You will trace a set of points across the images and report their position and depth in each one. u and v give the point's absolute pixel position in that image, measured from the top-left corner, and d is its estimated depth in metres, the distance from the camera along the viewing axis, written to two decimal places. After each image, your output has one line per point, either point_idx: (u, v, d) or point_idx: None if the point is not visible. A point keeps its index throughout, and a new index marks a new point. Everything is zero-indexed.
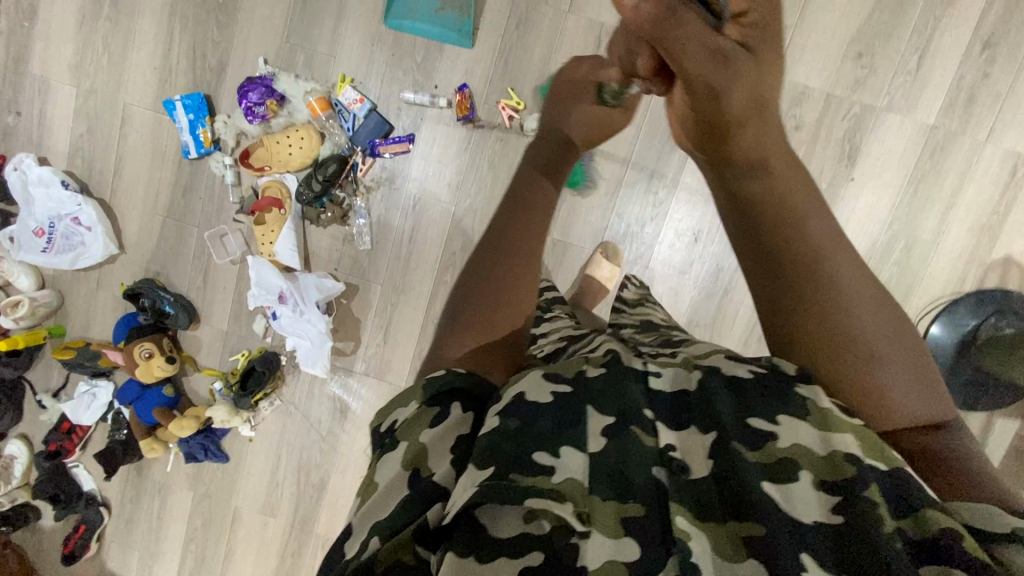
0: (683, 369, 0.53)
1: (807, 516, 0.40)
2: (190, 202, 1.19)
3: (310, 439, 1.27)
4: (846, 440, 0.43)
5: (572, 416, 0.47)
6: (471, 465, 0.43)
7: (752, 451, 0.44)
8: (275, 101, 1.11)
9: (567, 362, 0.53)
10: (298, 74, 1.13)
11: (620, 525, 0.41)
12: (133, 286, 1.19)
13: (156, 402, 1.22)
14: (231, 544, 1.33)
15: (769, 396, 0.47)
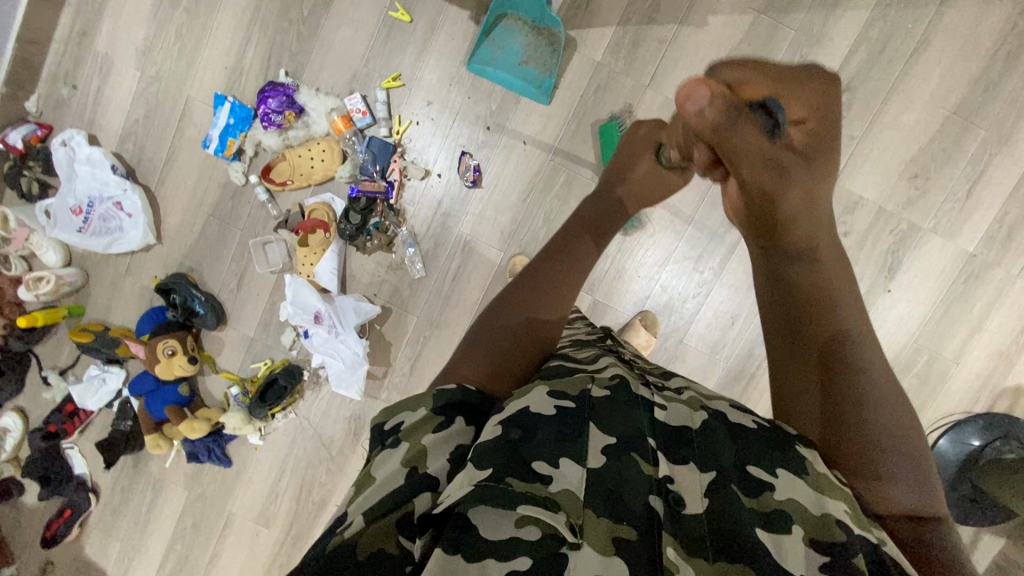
0: (688, 407, 0.55)
1: (795, 568, 0.41)
2: (237, 205, 1.17)
3: (318, 457, 1.25)
4: (839, 508, 0.45)
5: (575, 429, 0.48)
6: (470, 464, 0.44)
7: (747, 497, 0.46)
8: (294, 112, 1.12)
9: (573, 379, 0.56)
10: (319, 87, 1.13)
11: (612, 543, 0.41)
12: (166, 281, 1.17)
13: (170, 399, 1.20)
14: (218, 548, 1.30)
15: (769, 449, 0.50)
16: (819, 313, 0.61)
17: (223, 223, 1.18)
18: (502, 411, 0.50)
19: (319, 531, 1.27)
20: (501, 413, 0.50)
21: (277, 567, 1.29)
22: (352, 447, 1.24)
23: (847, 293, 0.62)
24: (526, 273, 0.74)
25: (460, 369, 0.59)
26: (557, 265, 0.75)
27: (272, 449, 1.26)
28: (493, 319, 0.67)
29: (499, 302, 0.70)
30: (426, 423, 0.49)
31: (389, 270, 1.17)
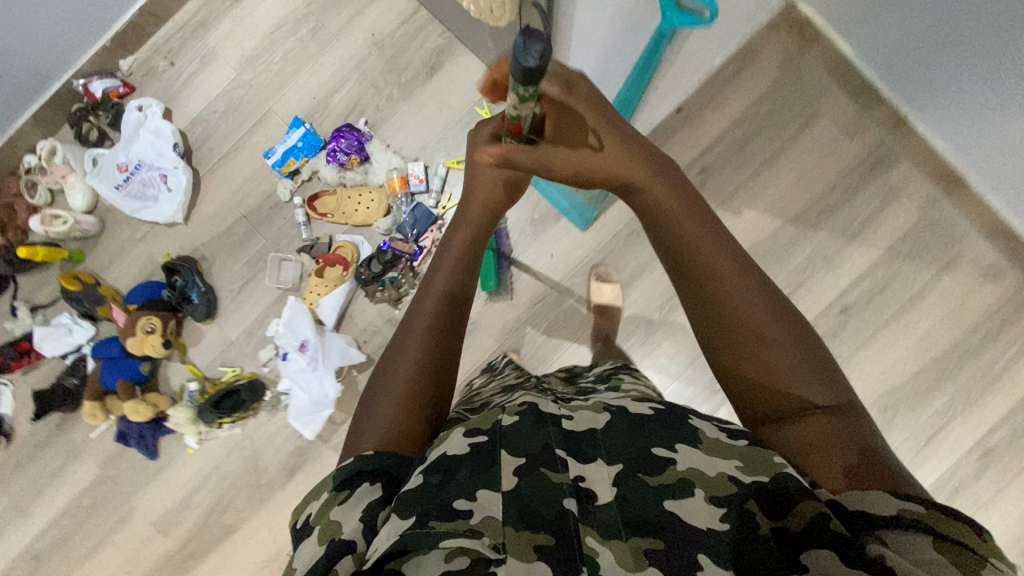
0: (592, 411, 0.51)
1: (699, 522, 0.40)
2: (272, 217, 1.22)
3: (246, 479, 1.21)
4: (729, 465, 0.43)
5: (488, 458, 0.45)
6: (392, 515, 0.41)
7: (649, 475, 0.43)
8: (359, 157, 1.20)
9: (485, 415, 0.51)
10: (390, 143, 1.21)
11: (534, 550, 0.39)
12: (175, 261, 1.20)
13: (127, 373, 1.18)
14: (104, 539, 1.23)
15: (668, 432, 0.47)
16: (702, 270, 0.56)
17: (251, 228, 1.22)
18: (423, 461, 0.47)
19: (214, 557, 1.21)
20: (423, 462, 0.46)
21: None
22: (284, 481, 1.20)
23: (694, 223, 0.59)
24: (409, 327, 0.61)
25: (360, 442, 0.51)
26: (445, 302, 0.64)
27: (204, 456, 1.22)
28: (380, 388, 0.56)
29: (386, 358, 0.60)
30: (330, 501, 0.45)
31: (388, 325, 1.19)
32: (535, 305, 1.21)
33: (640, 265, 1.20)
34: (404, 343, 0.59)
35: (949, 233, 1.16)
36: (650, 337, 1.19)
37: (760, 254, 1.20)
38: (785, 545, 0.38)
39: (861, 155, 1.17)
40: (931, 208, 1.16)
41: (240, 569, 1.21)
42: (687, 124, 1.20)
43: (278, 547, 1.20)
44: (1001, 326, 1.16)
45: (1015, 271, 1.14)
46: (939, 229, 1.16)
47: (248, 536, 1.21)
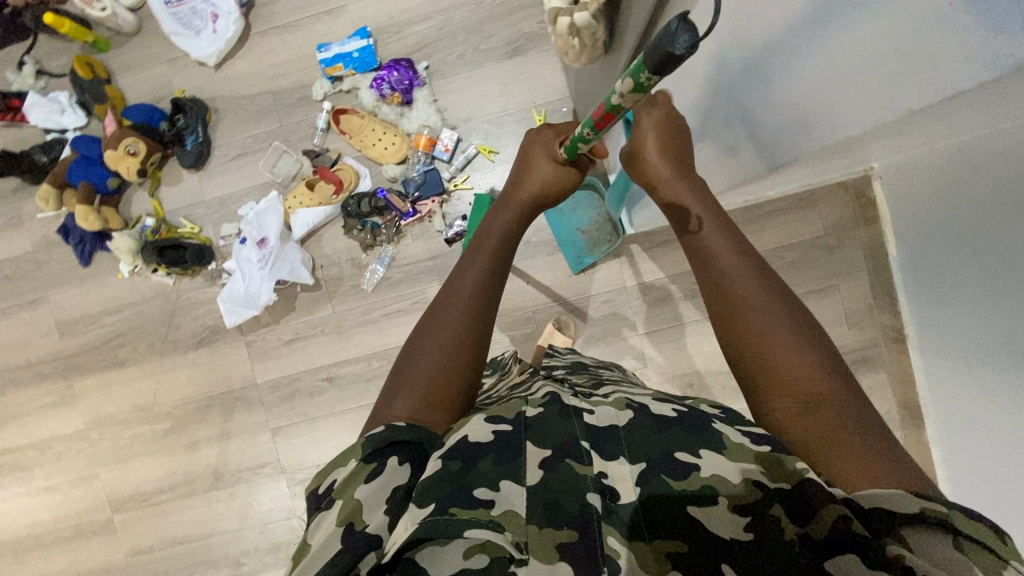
0: (614, 406, 0.49)
1: (721, 531, 0.39)
2: (295, 108, 1.19)
3: (156, 328, 1.23)
4: (753, 469, 0.41)
5: (514, 449, 0.44)
6: (412, 505, 0.40)
7: (675, 480, 0.42)
8: (402, 98, 1.16)
9: (507, 403, 0.50)
10: (438, 100, 1.17)
11: (557, 551, 0.39)
12: (185, 100, 1.17)
13: (93, 178, 1.17)
14: (11, 311, 1.26)
15: (690, 434, 0.45)
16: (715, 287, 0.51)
17: (272, 108, 1.20)
18: (440, 445, 0.45)
19: (97, 378, 1.25)
20: (443, 445, 0.45)
21: (39, 370, 1.26)
22: (188, 347, 1.22)
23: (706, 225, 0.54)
24: (448, 289, 0.55)
25: (388, 407, 0.48)
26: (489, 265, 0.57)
27: (128, 288, 1.23)
28: (407, 355, 0.52)
29: (415, 336, 0.53)
30: (356, 476, 0.43)
31: (349, 261, 1.19)
32: None
33: (601, 333, 1.18)
34: (433, 315, 0.54)
35: None
36: None
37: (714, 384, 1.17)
38: (813, 551, 0.37)
39: (849, 345, 1.16)
40: None
41: (113, 401, 1.25)
42: None
43: (154, 401, 1.24)
44: None
45: None
46: None
47: (133, 377, 1.24)
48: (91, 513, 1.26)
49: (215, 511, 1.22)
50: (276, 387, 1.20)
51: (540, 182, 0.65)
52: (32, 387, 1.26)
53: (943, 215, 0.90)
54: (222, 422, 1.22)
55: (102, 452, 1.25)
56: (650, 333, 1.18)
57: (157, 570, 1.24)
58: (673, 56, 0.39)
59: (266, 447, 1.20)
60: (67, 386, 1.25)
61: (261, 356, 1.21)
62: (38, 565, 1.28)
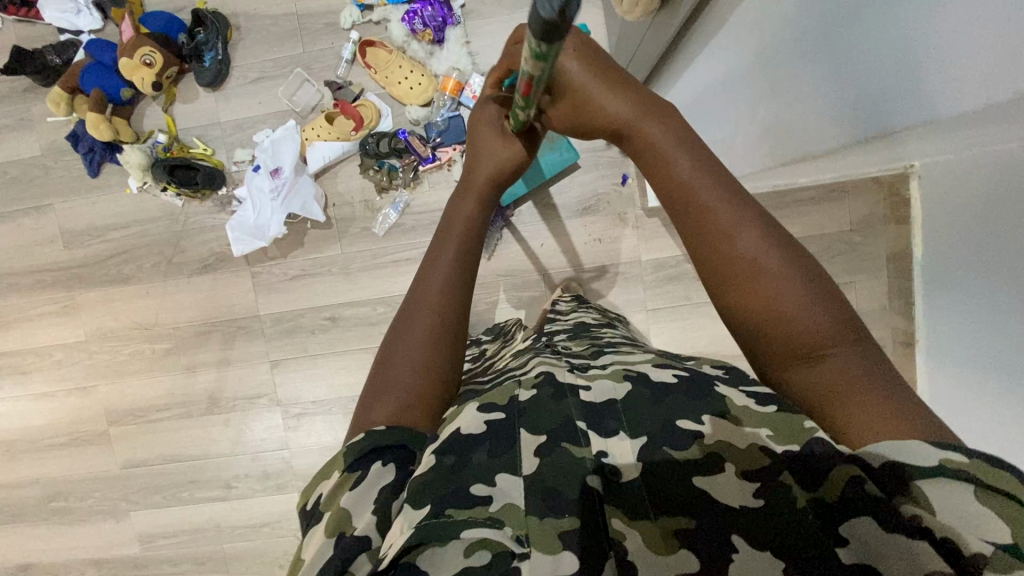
0: (611, 380, 0.48)
1: (729, 500, 0.39)
2: (321, 34, 1.14)
3: (161, 249, 1.21)
4: (760, 434, 0.41)
5: (509, 438, 0.43)
6: (409, 506, 0.39)
7: (678, 452, 0.41)
8: (433, 36, 1.10)
9: (500, 388, 0.48)
10: (471, 42, 1.12)
11: (560, 540, 0.38)
12: (206, 13, 1.11)
13: (106, 86, 1.12)
14: (15, 214, 1.24)
15: (692, 402, 0.44)
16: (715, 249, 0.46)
17: (297, 32, 1.14)
18: (434, 440, 0.44)
19: (99, 292, 1.24)
20: (433, 441, 0.44)
21: (41, 277, 1.25)
22: (193, 272, 1.21)
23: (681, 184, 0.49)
24: (416, 291, 0.53)
25: (369, 413, 0.46)
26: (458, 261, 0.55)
27: (136, 205, 1.20)
28: (382, 361, 0.50)
29: (392, 339, 0.51)
30: (341, 487, 0.42)
31: (362, 203, 1.16)
32: (498, 276, 1.19)
33: (609, 304, 1.17)
34: (406, 318, 0.52)
35: None
36: None
37: None
38: (823, 516, 0.37)
39: None
40: None
41: (114, 316, 1.24)
42: None
43: (155, 321, 1.23)
44: None
45: None
46: None
47: (135, 295, 1.23)
48: (86, 423, 1.28)
49: (209, 434, 1.24)
50: (278, 321, 1.20)
51: (496, 162, 0.61)
52: (32, 293, 1.26)
53: (973, 226, 0.87)
54: (222, 350, 1.22)
55: (100, 365, 1.26)
56: (659, 310, 1.17)
57: (148, 484, 1.27)
58: (546, 23, 0.34)
59: (264, 378, 1.21)
60: (68, 296, 1.24)
61: (266, 288, 1.20)
62: (32, 466, 1.30)
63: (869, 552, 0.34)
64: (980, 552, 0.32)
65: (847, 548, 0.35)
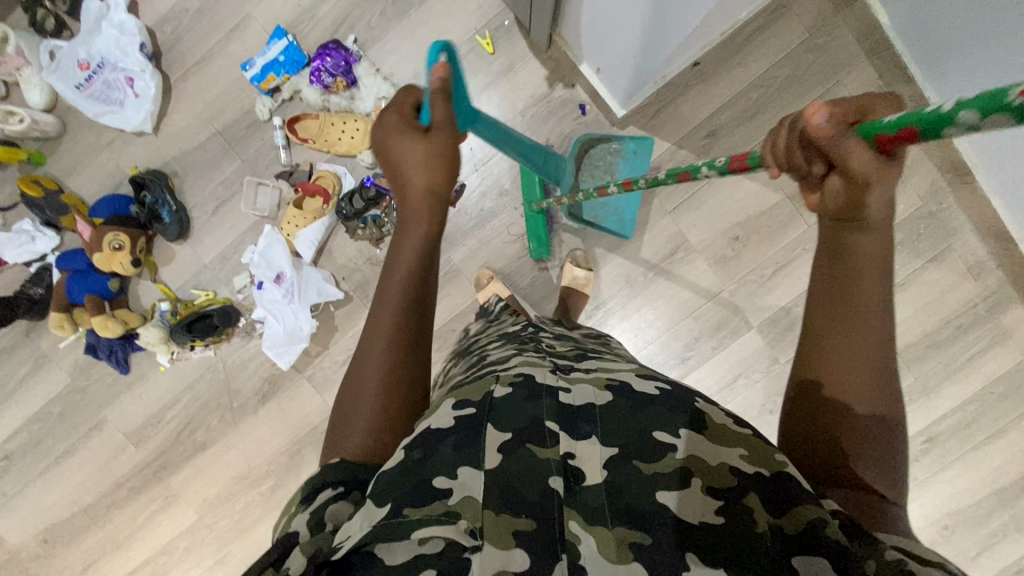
0: (593, 386, 0.49)
1: (689, 515, 0.39)
2: (248, 137, 1.15)
3: (219, 401, 1.24)
4: (734, 455, 0.42)
5: (476, 432, 0.44)
6: (369, 504, 0.40)
7: (644, 462, 0.42)
8: (346, 80, 1.11)
9: (478, 384, 0.50)
10: (381, 68, 1.13)
11: (512, 536, 0.38)
12: (142, 174, 1.13)
13: (94, 287, 1.14)
14: (79, 444, 1.27)
15: (669, 410, 0.46)
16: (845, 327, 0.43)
17: (227, 147, 1.16)
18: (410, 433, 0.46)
19: (188, 468, 1.27)
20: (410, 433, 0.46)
21: (130, 485, 1.28)
22: (256, 406, 1.23)
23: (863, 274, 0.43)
24: (369, 332, 0.54)
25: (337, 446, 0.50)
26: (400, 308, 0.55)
27: (176, 376, 1.23)
28: (346, 398, 0.52)
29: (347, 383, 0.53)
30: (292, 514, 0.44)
31: (367, 263, 1.16)
32: (519, 259, 1.18)
33: None
34: (364, 357, 0.53)
35: (945, 226, 1.15)
36: (630, 301, 1.18)
37: (757, 228, 1.14)
38: (781, 543, 0.37)
39: None
40: (932, 198, 1.14)
41: (213, 481, 1.27)
42: (701, 82, 1.13)
43: (249, 466, 1.25)
44: (978, 321, 1.17)
45: (1001, 270, 1.15)
46: (935, 221, 1.15)
47: (220, 455, 1.26)
48: None
49: None
50: None
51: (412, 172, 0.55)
52: (130, 504, 1.29)
53: None
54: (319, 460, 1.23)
55: (222, 532, 1.28)
56: (679, 206, 1.15)
57: None
58: None
59: None
60: (162, 489, 1.27)
61: (327, 385, 1.21)
62: None
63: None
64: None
65: None
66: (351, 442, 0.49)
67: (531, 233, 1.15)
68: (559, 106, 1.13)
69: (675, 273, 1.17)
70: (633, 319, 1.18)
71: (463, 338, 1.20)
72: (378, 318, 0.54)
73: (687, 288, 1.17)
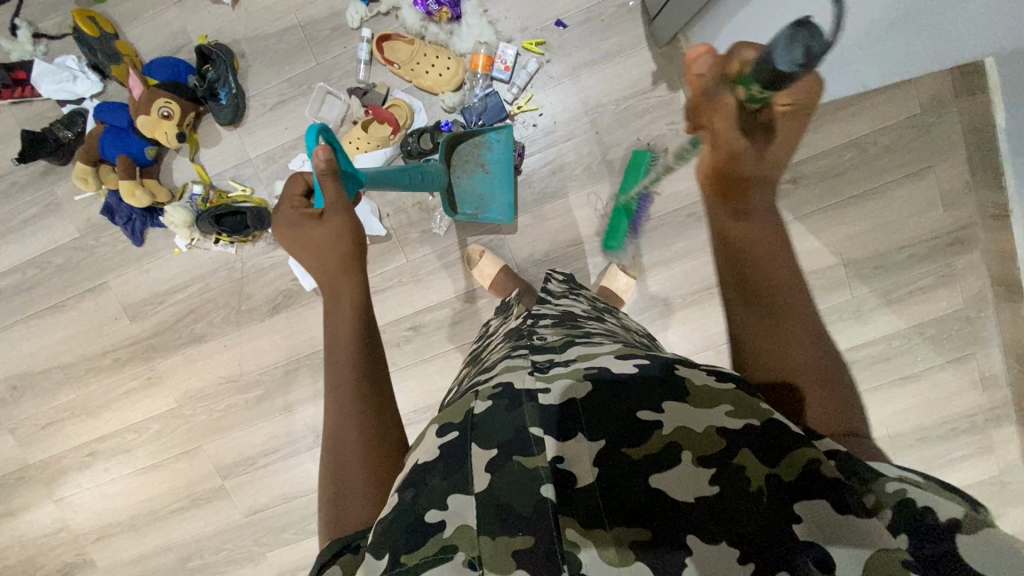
0: (571, 377, 0.46)
1: (684, 493, 0.38)
2: (331, 40, 1.08)
3: (227, 300, 1.20)
4: (718, 413, 0.41)
5: (462, 455, 0.42)
6: (367, 556, 0.39)
7: (633, 449, 0.41)
8: (451, 14, 1.04)
9: (459, 403, 0.47)
10: (488, 10, 1.06)
11: (511, 558, 0.37)
12: (209, 47, 1.05)
13: (130, 150, 1.08)
14: (71, 301, 1.22)
15: (652, 391, 0.44)
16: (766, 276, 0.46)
17: (305, 44, 1.08)
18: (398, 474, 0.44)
19: (178, 355, 1.24)
20: (399, 475, 0.44)
21: (115, 356, 1.25)
22: (264, 315, 1.20)
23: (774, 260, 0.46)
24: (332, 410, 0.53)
25: (341, 520, 0.46)
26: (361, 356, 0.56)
27: (189, 263, 1.19)
28: (335, 471, 0.49)
29: (328, 459, 0.51)
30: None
31: (416, 206, 1.16)
32: (567, 247, 1.15)
33: (685, 248, 1.14)
34: (339, 433, 0.51)
35: (976, 333, 1.17)
36: (661, 318, 1.18)
37: None
38: (777, 496, 0.37)
39: (942, 228, 1.13)
40: (975, 304, 1.16)
41: (200, 375, 1.24)
42: None
43: (241, 371, 1.23)
44: (970, 429, 1.21)
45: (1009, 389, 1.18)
46: (971, 326, 1.17)
47: (215, 351, 1.23)
48: (199, 483, 1.30)
49: None
50: None
51: (333, 241, 0.62)
52: (112, 374, 1.26)
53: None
54: (313, 383, 1.22)
55: (198, 426, 1.27)
56: None
57: (274, 524, 1.29)
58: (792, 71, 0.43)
59: None
60: (149, 368, 1.24)
61: None
62: (157, 536, 1.33)
63: (821, 532, 0.35)
64: (954, 521, 0.32)
65: (799, 526, 0.36)
66: (353, 510, 0.47)
67: (610, 225, 1.14)
68: (658, 106, 1.09)
69: (712, 305, 1.16)
70: (658, 336, 1.18)
71: (489, 306, 1.18)
72: (340, 389, 0.53)
73: (718, 322, 1.16)
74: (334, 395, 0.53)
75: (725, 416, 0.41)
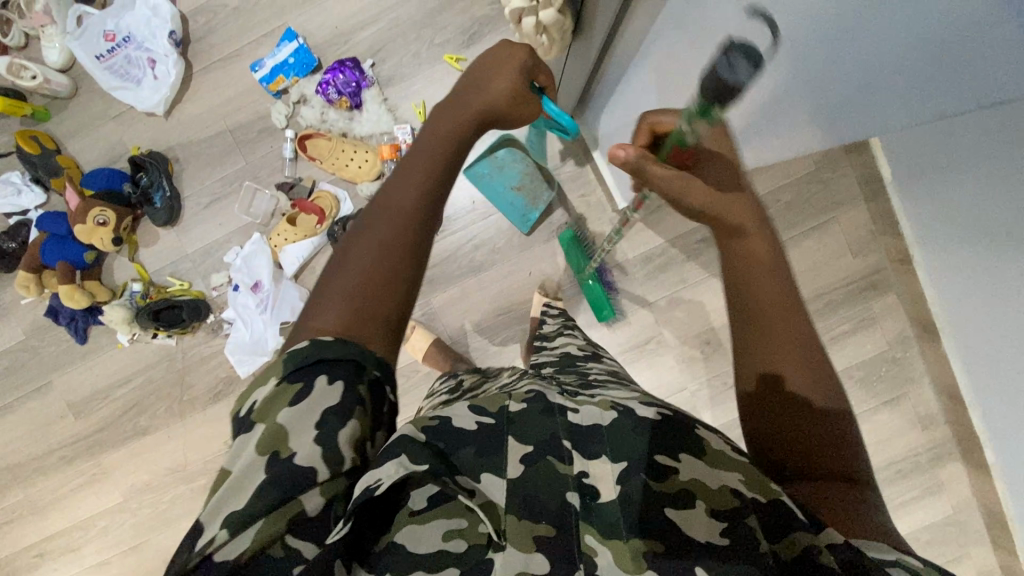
0: (600, 406, 0.46)
1: (700, 535, 0.37)
2: (258, 141, 1.15)
3: (169, 390, 1.22)
4: (733, 478, 0.40)
5: (496, 443, 0.42)
6: (403, 456, 0.38)
7: (658, 482, 0.40)
8: (351, 102, 1.12)
9: (493, 395, 0.48)
10: (388, 98, 1.14)
11: (532, 540, 0.38)
12: (143, 156, 1.13)
13: (69, 256, 1.13)
14: (19, 402, 1.25)
15: (677, 434, 0.43)
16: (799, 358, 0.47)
17: (233, 146, 1.16)
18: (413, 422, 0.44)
19: (123, 449, 1.25)
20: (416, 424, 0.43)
21: (62, 454, 1.26)
22: (206, 403, 1.22)
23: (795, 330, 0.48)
24: (374, 226, 0.49)
25: (320, 318, 0.45)
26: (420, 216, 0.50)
27: (132, 357, 1.22)
28: (333, 276, 0.47)
29: (336, 261, 0.48)
30: (280, 397, 0.40)
31: None
32: (496, 315, 1.19)
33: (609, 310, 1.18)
34: (359, 249, 0.48)
35: (906, 372, 1.19)
36: None
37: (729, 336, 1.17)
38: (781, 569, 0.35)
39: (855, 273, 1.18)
40: (899, 344, 1.19)
41: (146, 468, 1.25)
42: None
43: (185, 461, 1.24)
44: (918, 469, 1.20)
45: (950, 427, 1.18)
46: (900, 366, 1.19)
47: (159, 442, 1.24)
48: None
49: None
50: None
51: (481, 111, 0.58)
52: (59, 472, 1.26)
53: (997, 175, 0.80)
54: None
55: (144, 520, 1.26)
56: (661, 299, 1.18)
57: None
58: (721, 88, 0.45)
59: None
60: (95, 464, 1.25)
61: None
62: None
63: None
64: None
65: None
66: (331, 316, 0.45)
67: (594, 299, 1.15)
68: (569, 180, 1.16)
69: (642, 363, 1.18)
70: None
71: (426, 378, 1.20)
72: (380, 221, 0.49)
73: (650, 379, 1.18)
74: (384, 213, 0.49)
75: (753, 474, 0.41)
